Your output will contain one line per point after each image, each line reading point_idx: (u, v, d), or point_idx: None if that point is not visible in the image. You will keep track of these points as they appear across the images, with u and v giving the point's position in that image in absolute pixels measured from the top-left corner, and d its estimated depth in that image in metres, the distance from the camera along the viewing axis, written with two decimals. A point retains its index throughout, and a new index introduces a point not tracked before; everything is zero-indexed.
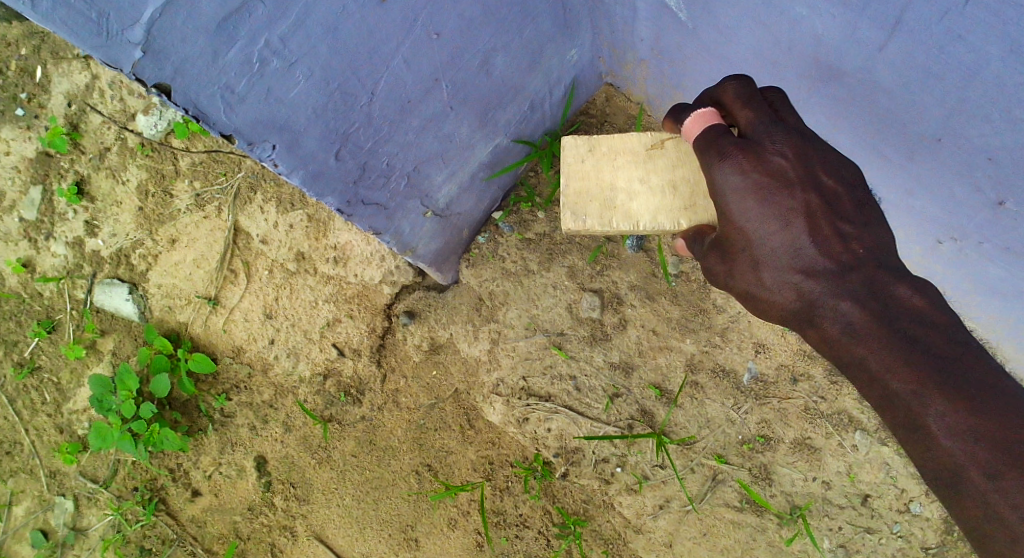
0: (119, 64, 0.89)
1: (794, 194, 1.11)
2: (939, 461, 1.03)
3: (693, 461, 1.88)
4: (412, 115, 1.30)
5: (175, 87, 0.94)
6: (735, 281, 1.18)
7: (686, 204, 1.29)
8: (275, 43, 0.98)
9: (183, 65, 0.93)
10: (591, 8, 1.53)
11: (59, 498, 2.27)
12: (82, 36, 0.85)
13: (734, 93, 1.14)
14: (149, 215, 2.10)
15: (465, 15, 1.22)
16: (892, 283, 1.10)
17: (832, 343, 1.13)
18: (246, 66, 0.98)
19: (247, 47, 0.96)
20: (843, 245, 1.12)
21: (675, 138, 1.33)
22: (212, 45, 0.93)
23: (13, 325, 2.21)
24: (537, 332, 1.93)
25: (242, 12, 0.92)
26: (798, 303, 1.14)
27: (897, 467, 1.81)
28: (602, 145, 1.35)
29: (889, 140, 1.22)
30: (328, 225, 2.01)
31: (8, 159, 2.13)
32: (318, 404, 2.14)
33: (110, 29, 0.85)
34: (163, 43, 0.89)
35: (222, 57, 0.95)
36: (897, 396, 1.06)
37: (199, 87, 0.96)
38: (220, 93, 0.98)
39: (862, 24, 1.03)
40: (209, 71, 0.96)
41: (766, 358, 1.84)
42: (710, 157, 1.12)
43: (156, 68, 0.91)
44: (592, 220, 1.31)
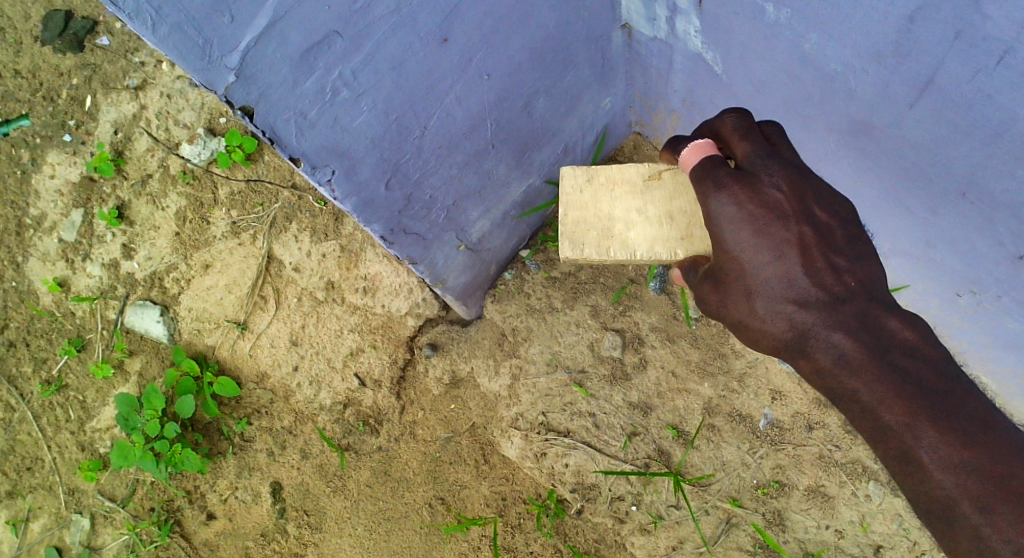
0: (212, 87, 0.94)
1: (789, 226, 1.13)
2: (931, 495, 1.06)
3: (708, 503, 1.89)
4: (457, 150, 1.39)
5: (257, 111, 1.00)
6: (728, 310, 1.20)
7: (683, 235, 1.30)
8: (347, 75, 1.06)
9: (267, 91, 0.99)
10: (627, 60, 1.62)
11: (76, 516, 2.29)
12: (185, 60, 0.90)
13: (732, 125, 1.16)
14: (186, 240, 2.17)
15: (514, 59, 1.32)
16: (884, 317, 1.13)
17: (824, 375, 1.16)
18: (319, 95, 1.05)
19: (323, 77, 1.03)
20: (835, 277, 1.15)
21: (672, 170, 1.34)
22: (293, 74, 1.00)
23: (44, 343, 2.27)
24: (559, 368, 1.97)
25: (323, 45, 1.00)
26: (791, 333, 1.17)
27: (910, 519, 1.82)
28: (600, 176, 1.36)
29: (912, 194, 1.28)
30: (359, 257, 2.08)
31: (52, 182, 2.21)
32: (336, 432, 2.17)
33: (211, 54, 0.91)
34: (254, 69, 0.96)
35: (301, 85, 1.02)
36: (889, 429, 1.09)
37: (277, 112, 1.02)
38: (294, 118, 1.05)
39: (893, 81, 1.09)
40: (287, 98, 1.02)
41: (782, 405, 1.88)
42: (706, 188, 1.14)
43: (244, 92, 0.97)
44: (590, 249, 1.31)
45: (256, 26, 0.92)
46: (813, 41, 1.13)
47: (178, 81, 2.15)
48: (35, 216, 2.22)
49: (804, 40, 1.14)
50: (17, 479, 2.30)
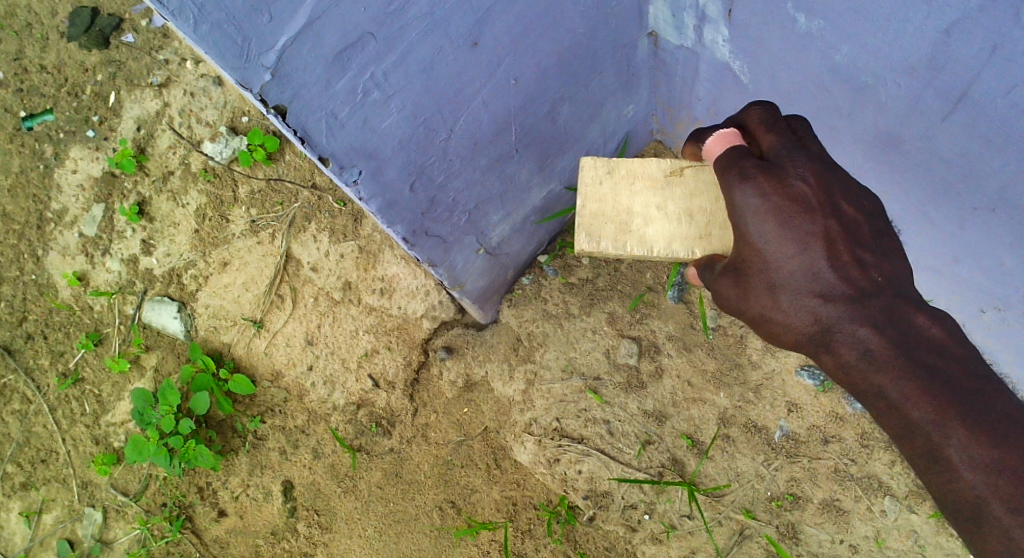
0: (248, 85, 0.95)
1: (815, 219, 1.10)
2: (961, 493, 1.09)
3: (721, 514, 1.88)
4: (481, 154, 1.40)
5: (291, 109, 1.01)
6: (749, 305, 1.16)
7: (701, 234, 1.24)
8: (379, 76, 1.07)
9: (301, 91, 1.00)
10: (651, 68, 1.63)
11: (89, 510, 2.30)
12: (223, 58, 0.91)
13: (758, 118, 1.16)
14: (205, 237, 2.18)
15: (541, 65, 1.33)
16: (910, 312, 1.12)
17: (848, 369, 1.14)
18: (351, 96, 1.06)
19: (355, 78, 1.04)
20: (862, 272, 1.12)
21: (695, 166, 1.26)
22: (327, 74, 1.01)
23: (61, 336, 2.28)
24: (574, 375, 1.97)
25: (357, 46, 1.01)
26: (815, 327, 1.14)
27: (926, 535, 1.81)
28: (621, 168, 1.28)
29: (940, 208, 1.28)
30: (377, 258, 2.08)
31: (74, 177, 2.23)
32: (349, 433, 2.17)
33: (249, 52, 0.92)
34: (290, 69, 0.97)
35: (333, 86, 1.03)
36: (917, 426, 1.09)
37: (310, 111, 1.03)
38: (326, 118, 1.06)
39: (927, 94, 1.08)
40: (320, 98, 1.03)
41: (798, 418, 1.87)
42: (731, 177, 1.11)
43: (279, 91, 0.98)
44: (606, 243, 1.24)
45: (293, 26, 0.93)
46: (845, 52, 1.13)
47: (201, 80, 2.17)
48: (56, 211, 2.24)
49: (836, 51, 1.14)
50: (31, 471, 2.32)
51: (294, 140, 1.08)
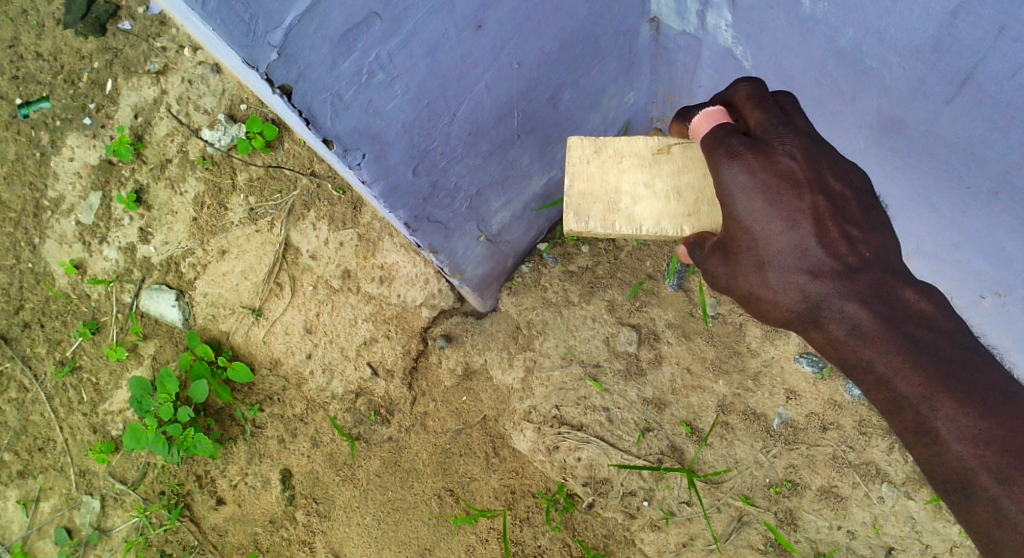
0: (254, 64, 0.95)
1: (803, 196, 1.10)
2: (949, 466, 1.08)
3: (720, 500, 1.90)
4: (483, 139, 1.40)
5: (297, 90, 1.00)
6: (738, 284, 1.17)
7: (690, 211, 1.24)
8: (384, 58, 1.07)
9: (307, 71, 1.00)
10: (653, 55, 1.63)
11: (87, 498, 2.30)
12: (231, 36, 0.90)
13: (745, 95, 1.14)
14: (203, 226, 2.17)
15: (544, 50, 1.33)
16: (899, 287, 1.12)
17: (837, 345, 1.14)
18: (356, 77, 1.06)
19: (360, 59, 1.04)
20: (850, 248, 1.13)
21: (682, 144, 1.27)
22: (332, 54, 1.01)
23: (59, 325, 2.27)
24: (573, 362, 1.97)
25: (363, 26, 1.01)
26: (803, 305, 1.15)
27: (923, 521, 1.82)
28: (608, 147, 1.28)
29: (942, 192, 1.29)
30: (376, 245, 2.09)
31: (71, 165, 2.21)
32: (347, 421, 2.18)
33: (256, 30, 0.92)
34: (296, 47, 0.96)
35: (339, 66, 1.03)
36: (905, 400, 1.09)
37: (315, 92, 1.03)
38: (330, 99, 1.05)
39: (930, 77, 1.09)
40: (325, 78, 1.03)
41: (797, 405, 1.88)
42: (718, 155, 1.11)
43: (284, 71, 0.98)
44: (595, 223, 1.24)
45: (300, 5, 0.93)
46: (850, 36, 1.14)
47: (200, 67, 2.16)
48: (53, 198, 2.23)
49: (841, 34, 1.15)
50: (29, 459, 2.31)
51: (298, 121, 1.07)
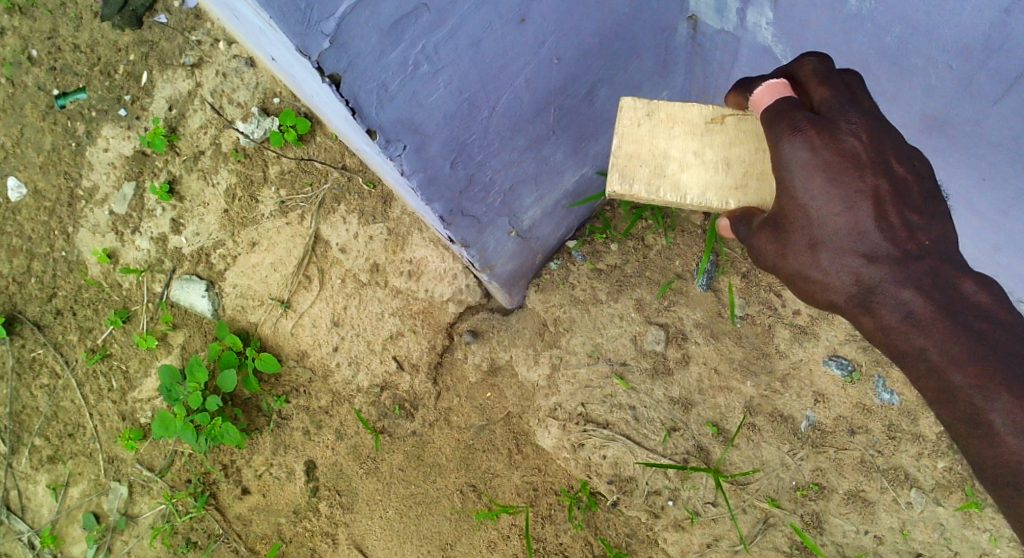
0: (306, 53, 0.97)
1: (864, 177, 1.11)
2: (1000, 457, 1.15)
3: (745, 502, 1.89)
4: (519, 134, 1.41)
5: (345, 79, 1.02)
6: (786, 262, 1.17)
7: (737, 184, 1.22)
8: (430, 49, 1.09)
9: (356, 60, 1.02)
10: (689, 53, 1.64)
11: (115, 484, 2.32)
12: (286, 23, 0.93)
13: (812, 69, 1.14)
14: (234, 217, 2.20)
15: (584, 45, 1.35)
16: (958, 278, 1.15)
17: (890, 332, 1.17)
18: (402, 68, 1.08)
19: (407, 49, 1.06)
20: (909, 235, 1.14)
21: (737, 116, 1.24)
22: (381, 44, 1.03)
23: (90, 313, 2.29)
24: (600, 360, 1.97)
25: (411, 17, 1.03)
26: (855, 287, 1.16)
27: (952, 528, 1.81)
28: (662, 112, 1.25)
29: (985, 194, 1.29)
30: (405, 240, 2.11)
31: (105, 155, 2.25)
32: (372, 414, 2.18)
33: (310, 19, 0.93)
34: (347, 36, 0.98)
35: (386, 56, 1.05)
36: (958, 390, 1.15)
37: (363, 82, 1.04)
38: (377, 89, 1.07)
39: (979, 77, 1.10)
40: (373, 68, 1.05)
41: (825, 408, 1.87)
42: (780, 127, 1.10)
43: (334, 60, 0.99)
44: (639, 186, 1.22)
45: None
46: (897, 34, 1.14)
47: (234, 60, 2.19)
48: (87, 188, 2.26)
49: (887, 33, 1.15)
50: (59, 445, 2.33)
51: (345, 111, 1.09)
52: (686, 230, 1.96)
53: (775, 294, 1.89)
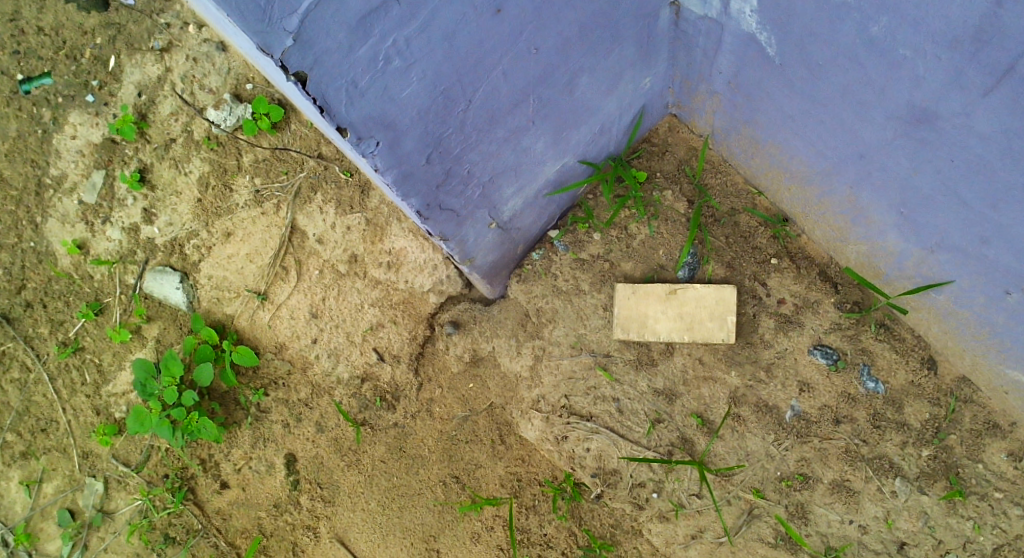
0: (272, 50, 1.07)
1: None
2: None
3: (730, 493, 1.88)
4: (498, 127, 1.42)
5: (311, 76, 1.11)
6: None
7: None
8: (400, 43, 1.15)
9: (322, 57, 1.10)
10: (672, 39, 1.62)
11: (90, 480, 2.26)
12: (248, 22, 1.03)
13: None
14: (208, 207, 2.14)
15: (563, 34, 1.35)
16: None
17: None
18: (371, 63, 1.15)
19: (376, 45, 1.13)
20: None
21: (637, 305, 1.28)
22: (348, 40, 1.11)
23: (61, 305, 2.22)
24: (583, 351, 1.95)
25: (379, 13, 1.10)
26: None
27: (936, 516, 1.81)
28: None
29: (971, 187, 1.28)
30: (384, 230, 2.06)
31: (73, 143, 2.17)
32: (353, 406, 2.14)
33: (272, 18, 1.03)
34: (311, 34, 1.07)
35: (354, 52, 1.12)
36: None
37: (330, 78, 1.13)
38: (345, 86, 1.15)
39: (970, 69, 1.11)
40: (341, 65, 1.13)
41: (810, 397, 1.85)
42: None
43: (299, 57, 1.08)
44: None
45: None
46: (884, 24, 1.14)
47: (205, 45, 2.12)
48: (55, 176, 2.18)
49: (873, 22, 1.16)
50: (31, 440, 2.26)
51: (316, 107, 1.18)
52: (670, 218, 1.91)
53: (759, 283, 1.86)
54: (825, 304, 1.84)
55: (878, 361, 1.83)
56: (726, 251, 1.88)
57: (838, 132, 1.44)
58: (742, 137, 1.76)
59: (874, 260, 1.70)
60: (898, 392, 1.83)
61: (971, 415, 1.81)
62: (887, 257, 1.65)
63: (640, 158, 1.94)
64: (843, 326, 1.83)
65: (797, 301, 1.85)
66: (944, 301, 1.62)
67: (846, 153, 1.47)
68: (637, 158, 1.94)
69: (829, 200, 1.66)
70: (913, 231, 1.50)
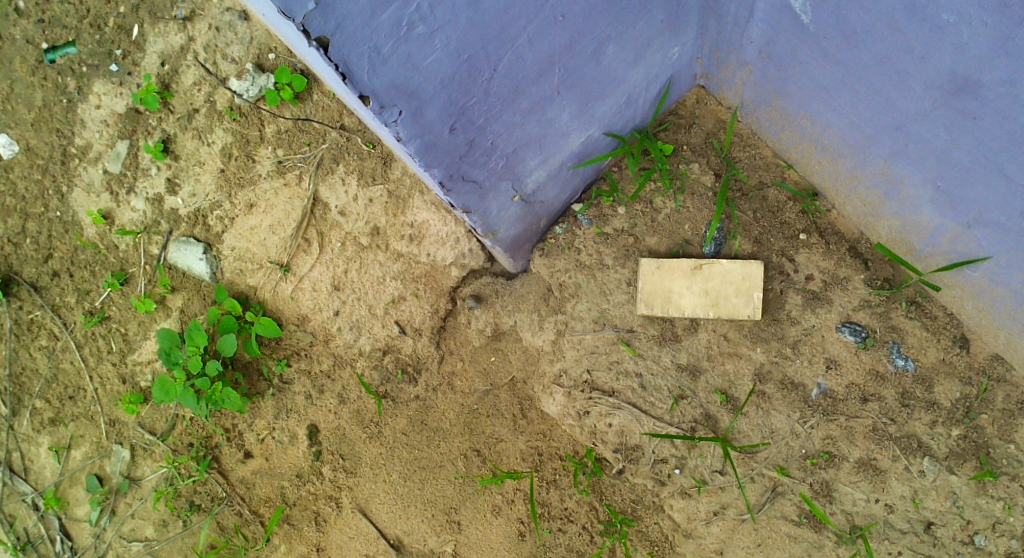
0: (294, 14, 1.06)
1: None
2: None
3: (754, 470, 1.87)
4: (523, 97, 1.39)
5: (333, 42, 1.10)
6: None
7: None
8: (424, 9, 1.14)
9: (344, 22, 1.09)
10: (702, 7, 1.58)
11: (116, 447, 2.29)
12: None
13: None
14: (230, 178, 2.13)
15: (590, 1, 1.32)
16: None
17: None
18: (394, 29, 1.14)
19: (399, 10, 1.12)
20: None
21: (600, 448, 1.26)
22: (371, 5, 1.10)
23: (87, 275, 2.24)
24: (606, 327, 1.93)
25: None
26: None
27: (965, 497, 1.78)
28: None
29: (1013, 158, 1.23)
30: (406, 203, 2.05)
31: (97, 113, 2.17)
32: (374, 379, 2.15)
33: None
34: None
35: (377, 17, 1.11)
36: None
37: (352, 44, 1.12)
38: (368, 52, 1.14)
39: (1015, 34, 1.07)
40: (363, 30, 1.11)
41: (837, 375, 1.82)
42: None
43: (321, 21, 1.07)
44: None
45: None
46: None
47: (227, 14, 2.10)
48: (81, 146, 2.19)
49: None
50: (59, 407, 2.30)
51: (338, 76, 1.17)
52: (696, 193, 1.87)
53: (787, 259, 1.83)
54: (854, 281, 1.80)
55: (909, 339, 1.79)
56: (754, 226, 1.85)
57: (873, 104, 1.40)
58: (772, 109, 1.72)
59: (907, 237, 1.66)
60: (929, 371, 1.79)
61: (1004, 395, 1.77)
62: (920, 233, 1.61)
63: (666, 130, 1.91)
64: (873, 303, 1.79)
65: (826, 278, 1.81)
66: (978, 279, 1.58)
67: (881, 126, 1.43)
68: (663, 131, 1.90)
69: (861, 174, 1.62)
70: (950, 206, 1.45)
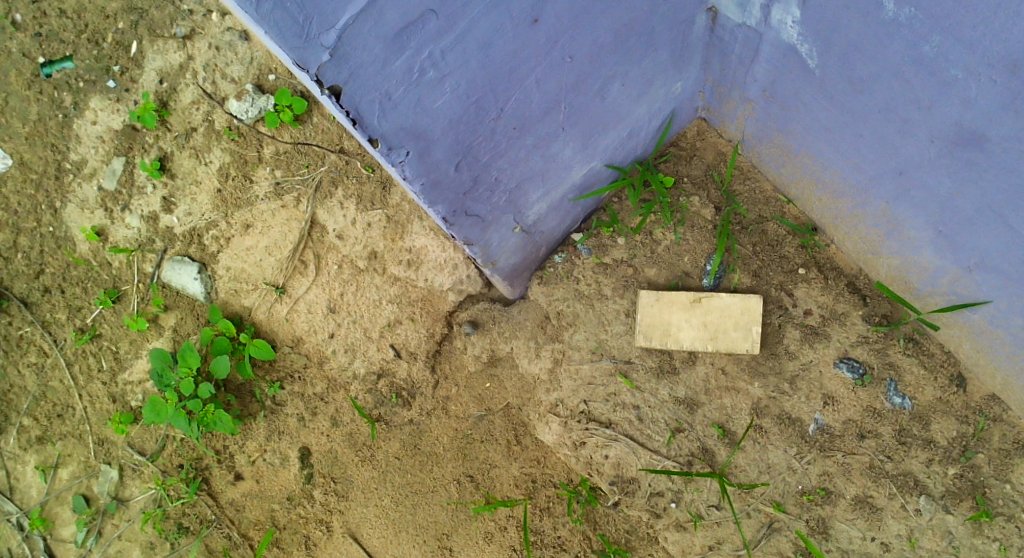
0: (308, 65, 1.05)
1: None
2: None
3: (750, 506, 1.86)
4: (528, 134, 1.39)
5: (346, 90, 1.09)
6: None
7: None
8: (436, 55, 1.13)
9: (357, 71, 1.08)
10: (707, 45, 1.58)
11: (105, 467, 2.26)
12: (286, 37, 1.01)
13: None
14: (227, 198, 2.12)
15: (599, 41, 1.32)
16: None
17: None
18: (406, 75, 1.13)
19: (412, 57, 1.11)
20: None
21: None
22: (384, 53, 1.09)
23: (79, 291, 2.21)
24: (604, 357, 1.92)
25: (416, 25, 1.08)
26: None
27: (961, 536, 1.78)
28: None
29: (1018, 210, 1.24)
30: (405, 228, 2.04)
31: (94, 128, 2.15)
32: (368, 402, 2.13)
33: (310, 33, 1.02)
34: (347, 49, 1.05)
35: (390, 65, 1.10)
36: None
37: (364, 92, 1.11)
38: (379, 99, 1.13)
39: None
40: (375, 78, 1.10)
41: (834, 411, 1.82)
42: None
43: (335, 71, 1.07)
44: None
45: (354, 6, 1.01)
46: (937, 44, 1.11)
47: (227, 33, 2.09)
48: (75, 161, 2.17)
49: (925, 42, 1.12)
50: (47, 425, 2.26)
51: (348, 120, 1.16)
52: (696, 225, 1.87)
53: (786, 293, 1.83)
54: (853, 316, 1.80)
55: (906, 377, 1.79)
56: (754, 259, 1.85)
57: (877, 147, 1.40)
58: (774, 144, 1.72)
59: (906, 275, 1.66)
60: (925, 409, 1.79)
61: (1000, 434, 1.77)
62: (920, 272, 1.61)
63: (667, 161, 1.90)
64: (872, 339, 1.80)
65: (824, 313, 1.81)
66: (978, 320, 1.58)
67: (884, 169, 1.43)
68: (664, 162, 1.90)
69: (862, 212, 1.62)
70: (951, 249, 1.46)
